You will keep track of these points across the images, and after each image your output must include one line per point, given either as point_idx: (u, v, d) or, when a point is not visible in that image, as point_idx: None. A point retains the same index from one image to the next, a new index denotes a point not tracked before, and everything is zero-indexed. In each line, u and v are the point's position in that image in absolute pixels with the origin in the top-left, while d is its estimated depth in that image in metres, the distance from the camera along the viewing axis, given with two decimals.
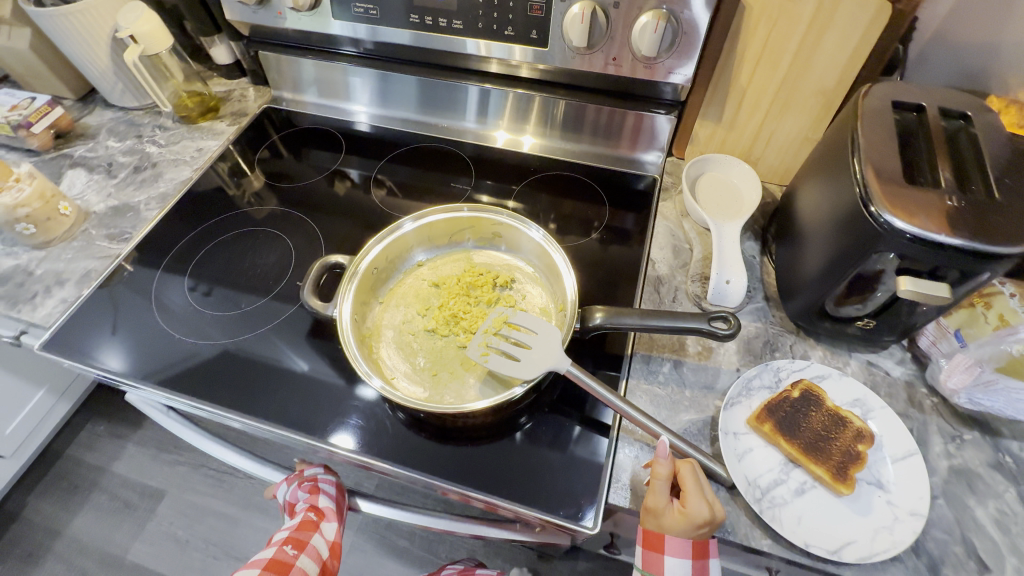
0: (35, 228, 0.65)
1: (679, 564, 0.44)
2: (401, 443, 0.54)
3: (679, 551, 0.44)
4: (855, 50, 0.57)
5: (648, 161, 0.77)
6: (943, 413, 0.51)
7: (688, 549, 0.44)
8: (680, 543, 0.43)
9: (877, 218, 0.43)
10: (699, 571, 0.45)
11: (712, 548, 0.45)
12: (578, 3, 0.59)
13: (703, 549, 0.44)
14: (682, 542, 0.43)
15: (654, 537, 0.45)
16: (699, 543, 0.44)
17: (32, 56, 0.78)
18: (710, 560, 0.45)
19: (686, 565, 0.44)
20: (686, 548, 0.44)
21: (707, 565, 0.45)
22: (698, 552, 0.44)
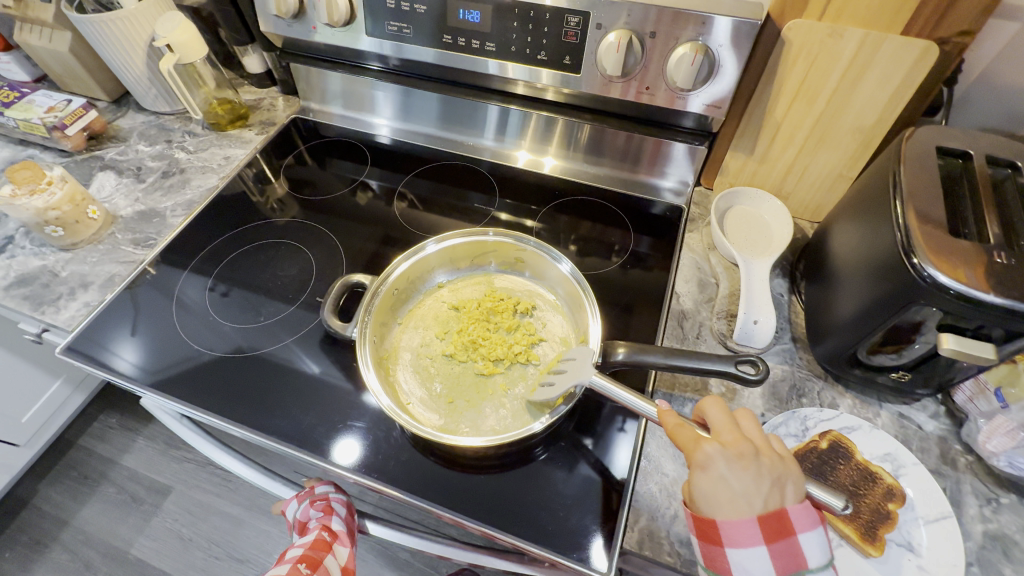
0: (63, 231, 0.66)
1: (755, 557, 0.35)
2: (413, 472, 0.53)
3: (747, 539, 0.35)
4: (897, 90, 0.55)
5: (666, 187, 0.76)
6: (977, 472, 0.48)
7: (756, 532, 0.35)
8: (742, 526, 0.36)
9: (919, 271, 0.41)
10: (786, 560, 0.35)
11: (795, 521, 0.36)
12: (614, 31, 0.58)
13: (780, 526, 0.36)
14: (743, 524, 0.36)
15: (708, 528, 0.37)
16: (768, 518, 0.36)
17: (71, 59, 0.80)
18: (799, 538, 0.36)
19: (763, 558, 0.35)
20: (753, 532, 0.35)
21: (796, 547, 0.36)
22: (774, 532, 0.36)
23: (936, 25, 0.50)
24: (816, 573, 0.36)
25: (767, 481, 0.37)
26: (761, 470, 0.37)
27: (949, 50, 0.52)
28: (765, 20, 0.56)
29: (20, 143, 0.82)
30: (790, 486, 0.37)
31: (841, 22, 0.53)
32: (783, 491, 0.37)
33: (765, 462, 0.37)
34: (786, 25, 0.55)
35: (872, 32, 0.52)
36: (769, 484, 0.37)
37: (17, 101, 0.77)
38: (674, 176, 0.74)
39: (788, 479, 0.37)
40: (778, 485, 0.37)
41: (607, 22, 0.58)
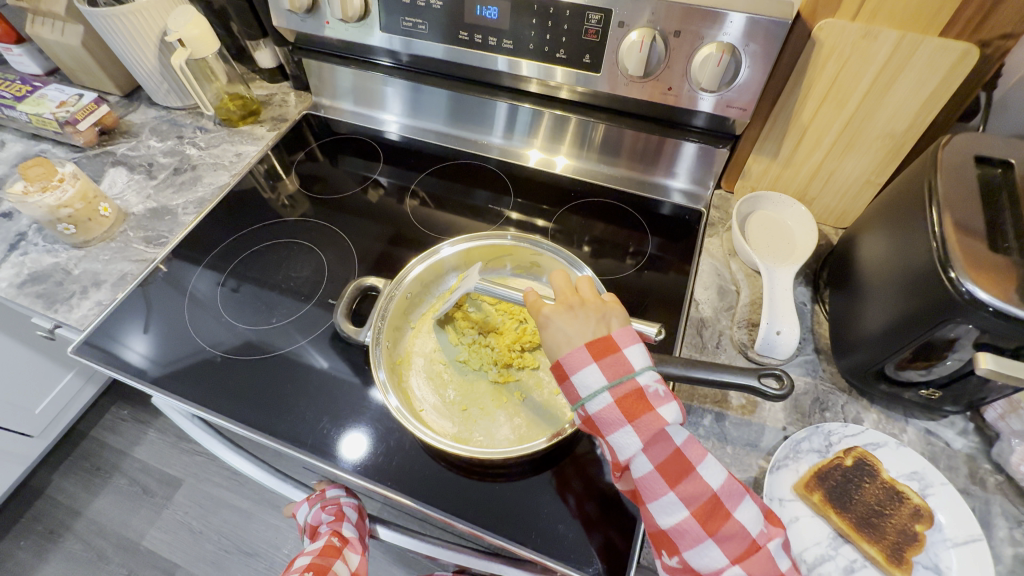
0: (75, 228, 0.66)
1: (588, 372, 0.38)
2: (427, 480, 0.52)
3: (580, 363, 0.39)
4: (932, 93, 0.53)
5: (676, 188, 0.74)
6: (1008, 493, 0.47)
7: (586, 354, 0.39)
8: (576, 355, 0.39)
9: (956, 286, 0.39)
10: (616, 367, 0.38)
11: (619, 340, 0.39)
12: (636, 30, 0.56)
13: (605, 344, 0.39)
14: (576, 352, 0.39)
15: (556, 371, 0.40)
16: (596, 342, 0.39)
17: (83, 53, 0.79)
18: (625, 352, 0.39)
19: (595, 372, 0.38)
20: (584, 354, 0.39)
21: (622, 357, 0.39)
22: (602, 349, 0.39)
23: (978, 25, 0.48)
24: (646, 376, 0.39)
25: (593, 318, 0.41)
26: (586, 313, 0.42)
27: (989, 53, 0.50)
28: (795, 18, 0.53)
29: (32, 138, 0.81)
30: (614, 319, 0.42)
31: (875, 23, 0.51)
32: (608, 324, 0.41)
33: (589, 307, 0.42)
34: (818, 24, 0.53)
35: (909, 33, 0.50)
36: (595, 320, 0.41)
37: (29, 95, 0.77)
38: (685, 177, 0.73)
39: (611, 315, 0.42)
40: (603, 319, 0.41)
41: (630, 21, 0.56)
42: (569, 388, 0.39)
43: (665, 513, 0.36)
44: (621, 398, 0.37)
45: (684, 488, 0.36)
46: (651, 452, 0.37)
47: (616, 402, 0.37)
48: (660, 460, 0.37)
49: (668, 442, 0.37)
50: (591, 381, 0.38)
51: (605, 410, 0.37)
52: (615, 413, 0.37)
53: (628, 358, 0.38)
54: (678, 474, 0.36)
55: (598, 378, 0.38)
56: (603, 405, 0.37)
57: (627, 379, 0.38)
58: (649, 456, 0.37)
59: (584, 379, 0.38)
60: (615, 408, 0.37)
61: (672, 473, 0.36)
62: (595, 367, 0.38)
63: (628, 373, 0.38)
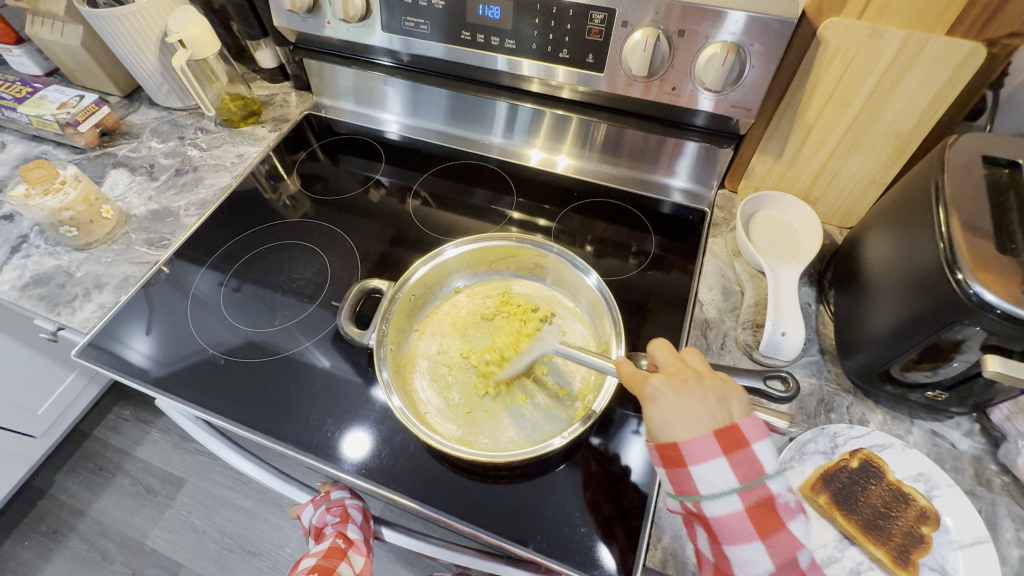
0: (77, 230, 0.65)
1: (715, 469, 0.37)
2: (432, 482, 0.52)
3: (705, 454, 0.37)
4: (938, 93, 0.53)
5: (677, 187, 0.74)
6: (1014, 494, 0.47)
7: (715, 445, 0.37)
8: (700, 443, 0.38)
9: (964, 288, 0.39)
10: (746, 468, 0.37)
11: (748, 433, 0.38)
12: (640, 30, 0.56)
13: (734, 437, 0.38)
14: (700, 441, 0.38)
15: (670, 452, 0.38)
16: (723, 432, 0.38)
17: (83, 54, 0.79)
18: (754, 448, 0.38)
19: (724, 471, 0.37)
20: (712, 446, 0.37)
21: (753, 456, 0.37)
22: (730, 443, 0.37)
23: (984, 25, 0.48)
24: (775, 482, 0.37)
25: (713, 399, 0.40)
26: (705, 392, 0.40)
27: (996, 52, 0.49)
28: (800, 18, 0.53)
29: (33, 139, 0.81)
30: (736, 404, 0.40)
31: (881, 22, 0.50)
32: (729, 408, 0.40)
33: (708, 384, 0.41)
34: (823, 23, 0.52)
35: (915, 32, 0.50)
36: (714, 402, 0.40)
37: (29, 97, 0.77)
38: (686, 176, 0.73)
39: (731, 396, 0.40)
40: (723, 401, 0.40)
41: (633, 20, 0.56)
42: (684, 477, 0.38)
43: (748, 563, 0.36)
44: (722, 437, 0.38)
45: (778, 549, 0.36)
46: (744, 495, 0.36)
47: (745, 510, 0.36)
48: (752, 504, 0.36)
49: (763, 492, 0.37)
50: (718, 481, 0.37)
51: (731, 515, 0.36)
52: (713, 451, 0.37)
53: (761, 461, 0.37)
54: (772, 529, 0.36)
55: (726, 479, 0.37)
56: (728, 509, 0.36)
57: (757, 484, 0.37)
58: (741, 498, 0.36)
59: (709, 476, 0.37)
60: (745, 518, 0.36)
61: (763, 524, 0.36)
62: (723, 465, 0.37)
63: (757, 474, 0.37)
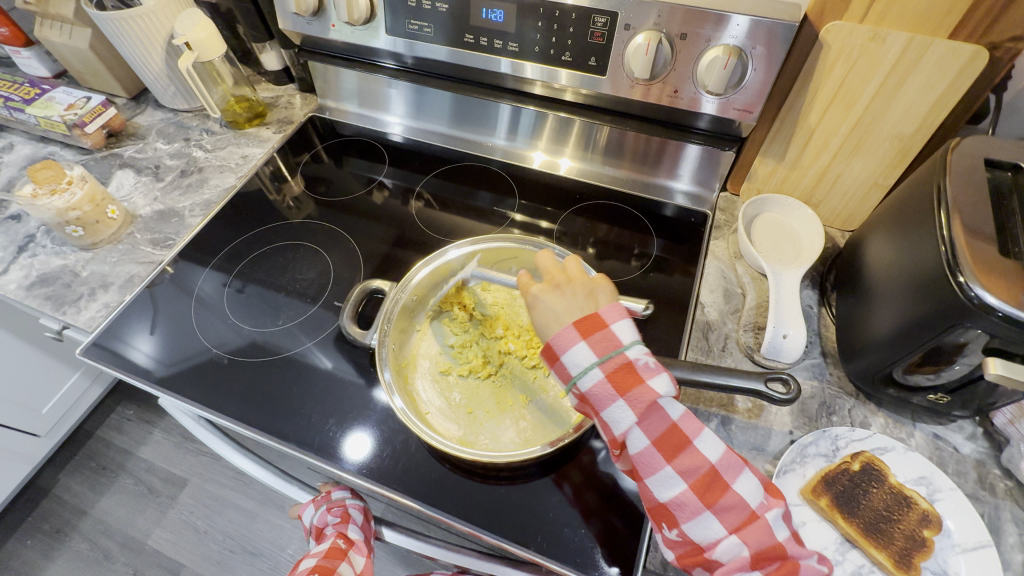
0: (83, 230, 0.66)
1: (579, 352, 0.39)
2: (432, 483, 0.52)
3: (569, 341, 0.39)
4: (940, 97, 0.53)
5: (679, 190, 0.74)
6: (1017, 498, 0.47)
7: (575, 333, 0.39)
8: (564, 335, 0.40)
9: (965, 291, 0.39)
10: (604, 343, 0.39)
11: (605, 316, 0.40)
12: (642, 33, 0.56)
13: (591, 321, 0.40)
14: (564, 332, 0.40)
15: (548, 351, 0.41)
16: (582, 320, 0.40)
17: (90, 56, 0.80)
18: (613, 328, 0.39)
19: (585, 350, 0.39)
20: (573, 334, 0.39)
21: (649, 389, 0.37)
22: (589, 328, 0.39)
23: (986, 29, 0.48)
24: (635, 350, 0.39)
25: (580, 295, 0.43)
26: (572, 291, 0.44)
27: (999, 56, 0.49)
28: (802, 21, 0.53)
29: (41, 140, 0.82)
30: (602, 294, 0.43)
31: (883, 26, 0.51)
32: (596, 300, 0.43)
33: (576, 284, 0.44)
34: (825, 27, 0.53)
35: (917, 36, 0.50)
36: (582, 297, 0.43)
37: (38, 98, 0.78)
38: (688, 179, 0.73)
39: (599, 290, 0.44)
40: (590, 295, 0.43)
41: (636, 23, 0.56)
42: (562, 369, 0.40)
43: (664, 487, 0.37)
44: (615, 378, 0.38)
45: (681, 461, 0.37)
46: (647, 427, 0.37)
47: (607, 377, 0.38)
48: (656, 434, 0.37)
49: (665, 418, 0.38)
50: (582, 359, 0.39)
51: (597, 385, 0.38)
52: (610, 393, 0.38)
53: (617, 334, 0.39)
54: (676, 448, 0.37)
55: (587, 355, 0.39)
56: (594, 381, 0.38)
57: (615, 354, 0.38)
58: (646, 431, 0.37)
59: (575, 357, 0.39)
60: (607, 383, 0.38)
61: (667, 446, 0.37)
62: (585, 347, 0.39)
63: (614, 349, 0.38)
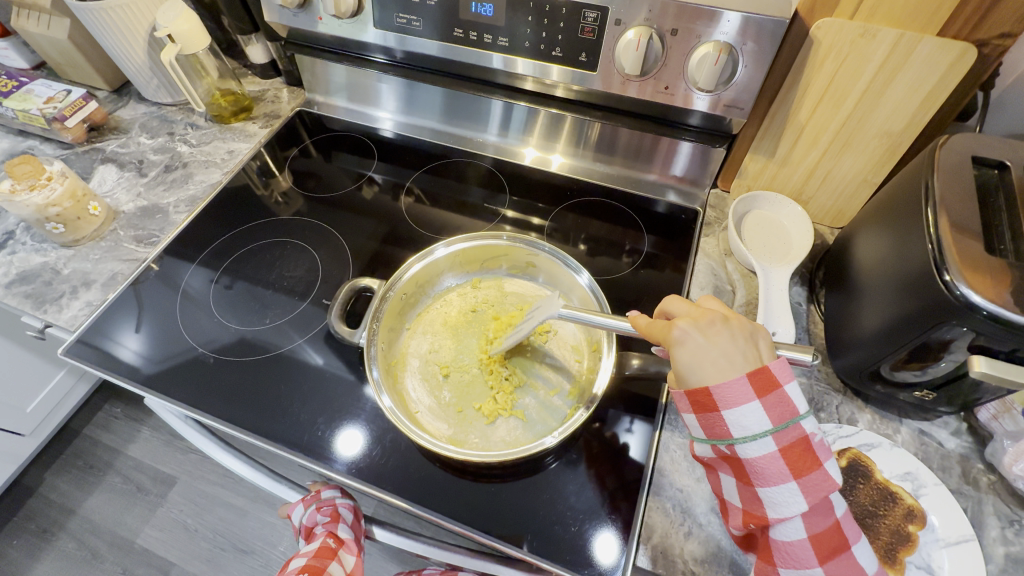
0: (64, 227, 0.65)
1: (749, 412, 0.36)
2: (421, 482, 0.52)
3: (739, 397, 0.36)
4: (930, 94, 0.53)
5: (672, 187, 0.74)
6: (999, 493, 0.48)
7: (749, 388, 0.36)
8: (735, 386, 0.37)
9: (952, 289, 0.39)
10: (779, 409, 0.36)
11: (778, 373, 0.37)
12: (633, 28, 0.56)
13: (767, 377, 0.37)
14: (735, 384, 0.37)
15: (703, 397, 0.38)
16: (757, 373, 0.37)
17: (70, 47, 0.78)
18: (786, 388, 0.37)
19: (758, 412, 0.36)
20: (746, 389, 0.36)
21: (826, 476, 0.36)
22: (763, 385, 0.36)
23: (974, 27, 0.48)
24: (806, 420, 0.37)
25: (742, 339, 0.39)
26: (733, 332, 0.39)
27: (986, 53, 0.49)
28: (792, 17, 0.53)
29: (19, 134, 0.80)
30: (761, 341, 0.40)
31: (873, 22, 0.51)
32: (757, 345, 0.39)
33: (735, 324, 0.40)
34: (815, 23, 0.52)
35: (906, 33, 0.50)
36: (743, 340, 0.39)
37: (15, 90, 0.76)
38: (681, 176, 0.72)
39: (759, 335, 0.40)
40: (751, 340, 0.39)
41: (626, 19, 0.56)
42: (717, 421, 0.37)
43: None
44: (791, 456, 0.36)
45: (833, 565, 0.36)
46: (809, 520, 0.36)
47: (779, 452, 0.36)
48: (816, 531, 0.36)
49: (828, 515, 0.37)
50: (752, 424, 0.36)
51: (766, 457, 0.36)
52: (781, 471, 0.36)
53: (794, 401, 0.36)
54: (832, 551, 0.36)
55: (760, 421, 0.36)
56: (762, 451, 0.36)
57: (792, 425, 0.36)
58: (806, 524, 0.36)
59: (742, 419, 0.36)
60: (779, 460, 0.36)
61: (823, 547, 0.36)
62: (758, 408, 0.36)
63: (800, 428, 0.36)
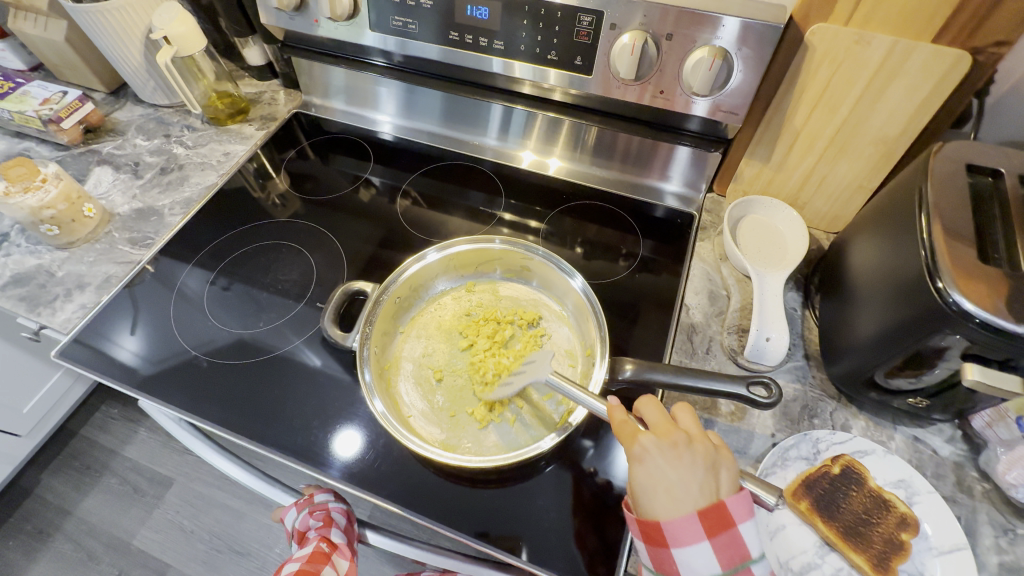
0: (58, 229, 0.65)
1: (698, 553, 0.36)
2: (413, 487, 0.52)
3: (691, 537, 0.36)
4: (925, 100, 0.53)
5: (670, 191, 0.74)
6: (994, 501, 0.47)
7: (699, 528, 0.36)
8: (685, 526, 0.36)
9: (945, 297, 0.39)
10: (730, 552, 0.36)
11: (733, 511, 0.37)
12: (628, 32, 0.56)
13: (720, 517, 0.36)
14: (685, 522, 0.36)
15: (654, 530, 0.37)
16: (709, 513, 0.36)
17: (67, 49, 0.78)
18: (739, 528, 0.37)
19: (707, 554, 0.36)
20: (696, 528, 0.36)
21: (739, 537, 0.36)
22: (715, 525, 0.36)
23: (969, 33, 0.48)
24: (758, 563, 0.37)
25: (701, 467, 0.38)
26: (694, 459, 0.38)
27: (982, 60, 0.49)
28: (788, 23, 0.53)
29: (16, 135, 0.80)
30: (726, 472, 0.39)
31: (868, 28, 0.50)
32: (717, 478, 0.38)
33: (698, 449, 0.39)
34: (811, 29, 0.52)
35: (901, 39, 0.50)
36: (703, 470, 0.38)
37: (12, 92, 0.76)
38: (679, 180, 0.72)
39: (722, 465, 0.39)
40: (713, 470, 0.38)
41: (621, 23, 0.56)
42: (665, 558, 0.37)
43: None
44: None
45: None
46: None
47: None
48: None
49: None
50: (699, 566, 0.36)
51: None
52: (696, 531, 0.36)
53: (734, 517, 0.37)
54: None
55: (710, 563, 0.36)
56: None
57: (741, 569, 0.36)
58: None
59: (691, 560, 0.36)
60: None
61: None
62: (708, 548, 0.36)
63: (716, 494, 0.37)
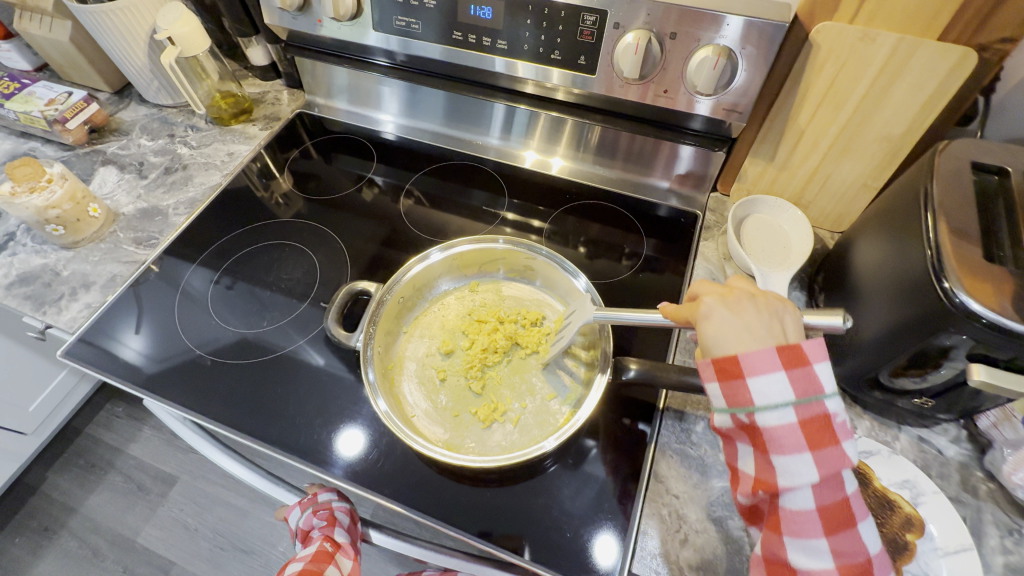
0: (64, 229, 0.65)
1: (798, 464, 0.36)
2: (417, 486, 0.52)
3: (792, 447, 0.36)
4: (930, 99, 0.53)
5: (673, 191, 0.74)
6: (999, 501, 0.47)
7: (802, 439, 0.36)
8: (760, 357, 0.37)
9: (950, 296, 0.39)
10: (831, 468, 0.36)
11: (839, 431, 0.36)
12: (632, 32, 0.55)
13: (824, 433, 0.36)
14: (761, 355, 0.37)
15: (728, 364, 0.38)
16: (785, 347, 0.38)
17: (72, 49, 0.78)
18: (843, 448, 0.36)
19: (807, 465, 0.36)
20: (798, 439, 0.36)
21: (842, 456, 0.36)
22: (818, 441, 0.36)
23: (976, 31, 0.48)
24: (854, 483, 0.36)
25: (766, 313, 0.40)
26: (758, 308, 0.40)
27: (988, 57, 0.49)
28: (792, 22, 0.53)
29: (21, 135, 0.80)
30: (789, 320, 0.40)
31: (873, 26, 0.50)
32: (782, 321, 0.40)
33: (760, 302, 0.41)
34: (815, 27, 0.52)
35: (906, 37, 0.49)
36: (768, 316, 0.40)
37: (18, 92, 0.76)
38: (682, 180, 0.72)
39: (784, 312, 0.41)
40: (776, 316, 0.40)
41: (625, 22, 0.56)
42: (765, 463, 0.37)
43: None
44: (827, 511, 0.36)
45: None
46: None
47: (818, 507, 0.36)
48: None
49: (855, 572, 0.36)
50: (799, 475, 0.36)
51: (804, 506, 0.36)
52: (798, 441, 0.36)
53: (820, 380, 0.37)
54: None
55: (808, 474, 0.36)
56: (801, 502, 0.36)
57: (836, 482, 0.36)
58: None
59: (790, 468, 0.36)
60: (816, 513, 0.36)
61: None
62: (809, 461, 0.36)
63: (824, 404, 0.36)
